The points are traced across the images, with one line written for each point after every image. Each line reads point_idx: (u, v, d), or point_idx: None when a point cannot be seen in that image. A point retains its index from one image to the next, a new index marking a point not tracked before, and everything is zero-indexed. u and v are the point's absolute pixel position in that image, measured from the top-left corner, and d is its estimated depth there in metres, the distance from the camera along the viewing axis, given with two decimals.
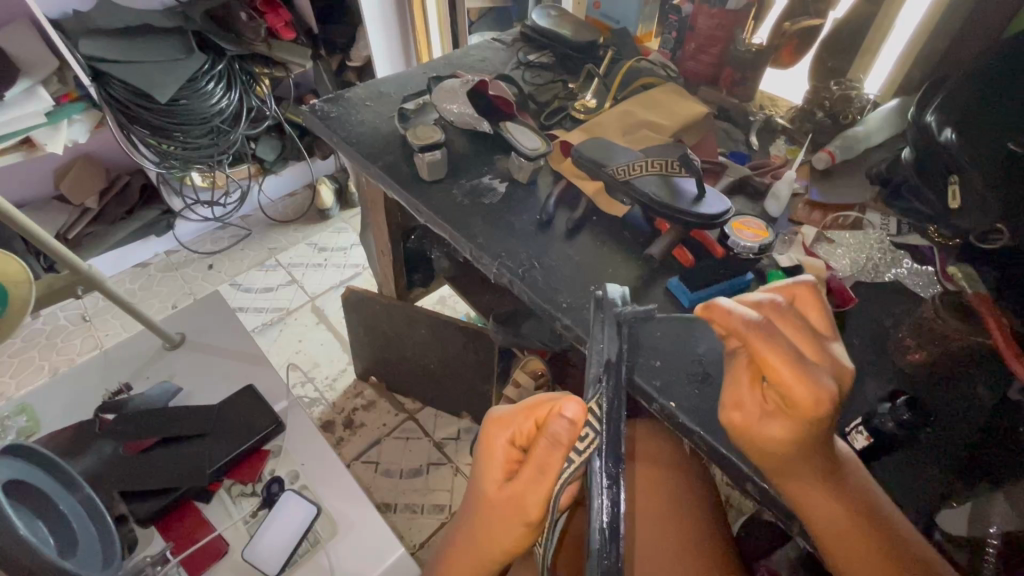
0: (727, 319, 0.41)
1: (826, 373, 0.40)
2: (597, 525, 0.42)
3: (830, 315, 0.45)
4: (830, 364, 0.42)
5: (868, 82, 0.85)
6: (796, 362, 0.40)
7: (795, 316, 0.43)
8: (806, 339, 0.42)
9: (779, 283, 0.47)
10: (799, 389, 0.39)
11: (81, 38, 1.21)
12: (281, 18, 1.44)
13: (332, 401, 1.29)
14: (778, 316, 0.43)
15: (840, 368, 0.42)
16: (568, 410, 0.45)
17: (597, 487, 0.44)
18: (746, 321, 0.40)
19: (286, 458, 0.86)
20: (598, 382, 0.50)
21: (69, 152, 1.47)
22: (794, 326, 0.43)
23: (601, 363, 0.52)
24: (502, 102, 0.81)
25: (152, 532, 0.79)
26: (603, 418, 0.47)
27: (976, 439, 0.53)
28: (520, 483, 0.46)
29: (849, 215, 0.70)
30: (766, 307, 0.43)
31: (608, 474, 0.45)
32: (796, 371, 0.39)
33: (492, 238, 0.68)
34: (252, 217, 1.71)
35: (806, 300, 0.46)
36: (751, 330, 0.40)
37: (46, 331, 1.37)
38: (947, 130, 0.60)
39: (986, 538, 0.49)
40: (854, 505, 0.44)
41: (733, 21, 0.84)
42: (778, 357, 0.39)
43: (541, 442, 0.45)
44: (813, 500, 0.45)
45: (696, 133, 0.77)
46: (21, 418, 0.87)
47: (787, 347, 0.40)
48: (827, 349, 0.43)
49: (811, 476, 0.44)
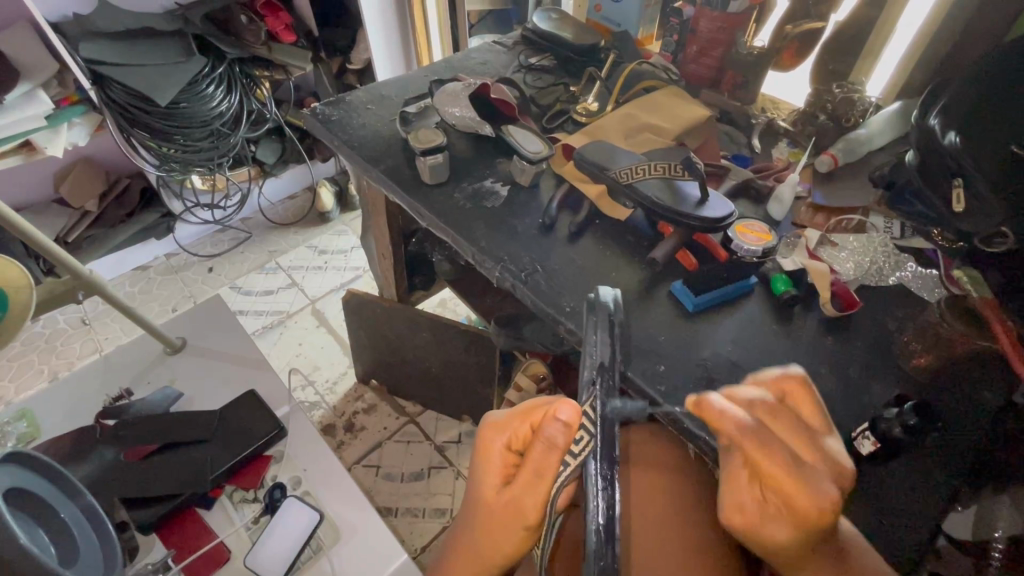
0: (719, 419, 0.41)
1: (827, 478, 0.40)
2: (593, 524, 0.42)
3: (824, 413, 0.45)
4: (829, 465, 0.41)
5: (870, 84, 0.85)
6: (796, 468, 0.39)
7: (790, 416, 0.43)
8: (804, 441, 0.42)
9: (769, 377, 0.47)
10: (798, 496, 0.39)
11: (81, 41, 1.21)
12: (280, 20, 1.42)
13: (333, 404, 1.29)
14: (771, 417, 0.43)
15: (842, 467, 0.41)
16: (562, 413, 0.45)
17: (592, 488, 0.44)
18: (740, 425, 0.41)
19: (288, 463, 0.86)
20: (592, 384, 0.51)
21: (69, 155, 1.46)
22: (789, 427, 0.42)
23: (594, 364, 0.52)
24: (506, 105, 0.80)
25: (153, 539, 0.78)
26: (598, 418, 0.48)
27: (985, 444, 0.53)
28: (519, 486, 0.46)
29: (852, 219, 0.70)
30: (758, 407, 0.44)
31: (604, 476, 0.44)
32: (794, 476, 0.39)
33: (495, 242, 0.68)
34: (253, 220, 1.70)
35: (801, 399, 0.45)
36: (746, 436, 0.40)
37: (46, 335, 1.36)
38: (952, 134, 0.60)
39: (991, 540, 0.51)
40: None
41: (735, 23, 0.83)
42: (774, 462, 0.39)
43: (537, 446, 0.45)
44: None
45: (698, 136, 0.77)
46: (22, 423, 0.87)
47: (783, 450, 0.40)
48: (824, 447, 0.42)
49: (820, 561, 0.44)
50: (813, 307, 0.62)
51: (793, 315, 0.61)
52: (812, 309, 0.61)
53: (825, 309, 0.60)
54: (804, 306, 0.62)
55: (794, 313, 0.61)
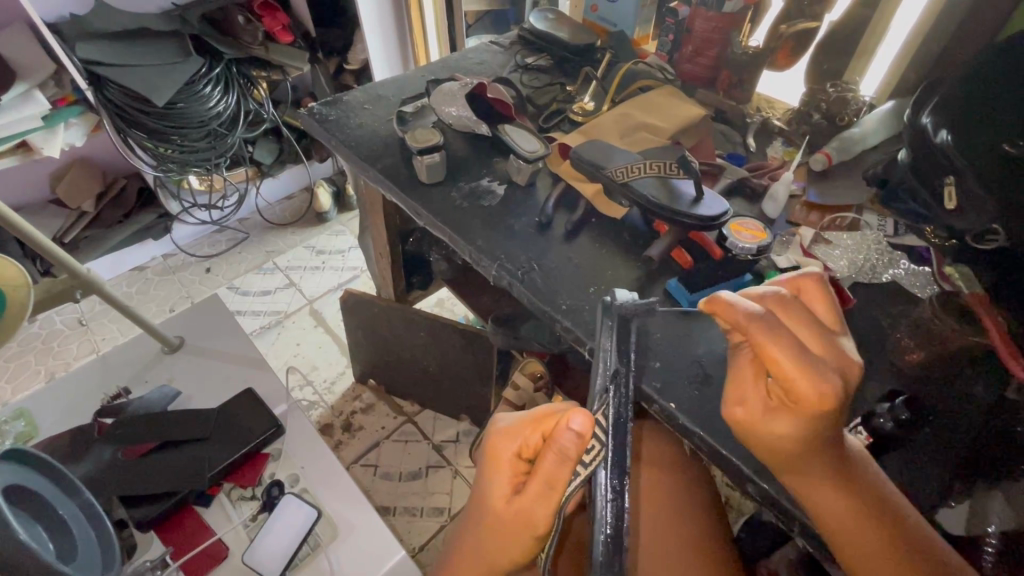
0: (728, 311, 0.44)
1: (832, 369, 0.42)
2: (601, 535, 0.44)
3: (837, 311, 0.47)
4: (835, 356, 0.44)
5: (864, 83, 0.86)
6: (801, 356, 0.41)
7: (801, 310, 0.45)
8: (814, 333, 0.44)
9: (785, 277, 0.49)
10: (801, 382, 0.41)
11: (78, 41, 1.21)
12: (278, 21, 1.42)
13: (331, 404, 1.29)
14: (783, 311, 0.45)
15: (847, 363, 0.43)
16: (575, 423, 0.45)
17: (601, 500, 0.46)
18: (751, 315, 0.43)
19: (286, 461, 0.86)
20: (604, 394, 0.51)
21: (67, 155, 1.47)
22: (800, 321, 0.44)
23: (607, 372, 0.52)
24: (502, 105, 0.81)
25: (151, 537, 0.79)
26: (609, 427, 0.49)
27: (975, 437, 0.54)
28: (530, 496, 0.46)
29: (846, 217, 0.70)
30: (770, 301, 0.46)
31: (614, 488, 0.46)
32: (797, 363, 0.41)
33: (492, 240, 0.68)
34: (250, 220, 1.70)
35: (814, 296, 0.47)
36: (755, 327, 0.42)
37: (43, 335, 1.36)
38: (943, 131, 0.60)
39: (985, 534, 0.51)
40: (860, 488, 0.45)
41: (730, 23, 0.84)
42: (780, 349, 0.41)
43: (549, 455, 0.45)
44: (817, 488, 0.45)
45: (694, 135, 0.78)
46: (19, 423, 0.87)
47: (790, 339, 0.42)
48: (834, 343, 0.44)
49: (821, 468, 0.45)
50: None
51: None
52: None
53: None
54: None
55: None
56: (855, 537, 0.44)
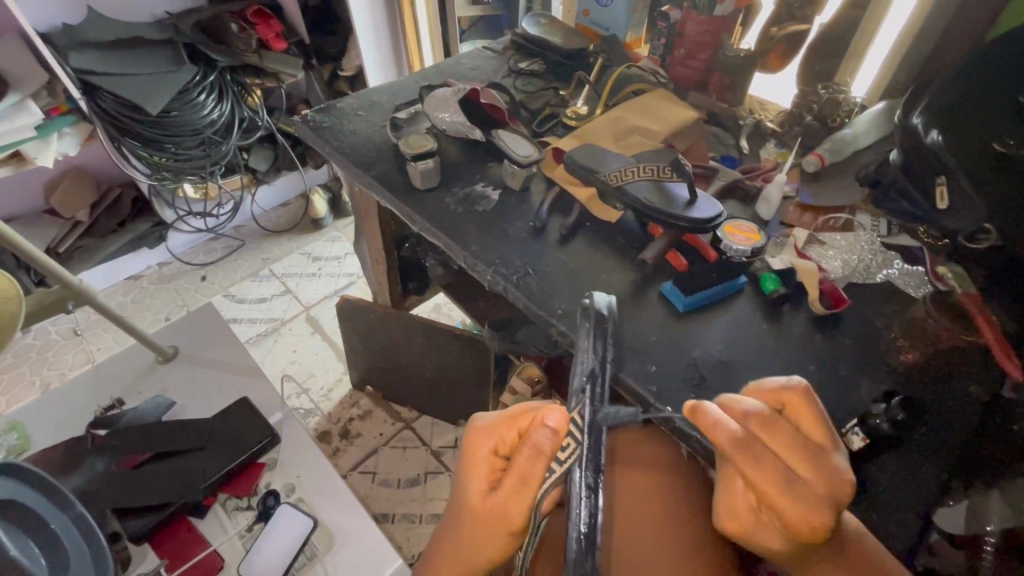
0: (713, 430, 0.43)
1: (823, 499, 0.40)
2: (574, 533, 0.44)
3: (827, 422, 0.44)
4: (827, 481, 0.41)
5: (855, 86, 0.85)
6: (787, 486, 0.40)
7: (788, 430, 0.43)
8: (803, 458, 0.42)
9: (769, 388, 0.46)
10: (791, 511, 0.40)
11: (70, 52, 1.21)
12: (271, 28, 1.43)
13: (328, 411, 1.28)
14: (767, 431, 0.43)
15: (842, 489, 0.41)
16: (550, 419, 0.46)
17: (576, 496, 0.46)
18: (732, 438, 0.42)
19: (282, 470, 0.86)
20: (581, 391, 0.52)
21: (61, 165, 1.47)
22: (787, 442, 0.42)
23: (585, 371, 0.53)
24: (495, 110, 0.82)
25: (146, 550, 0.78)
26: (584, 426, 0.49)
27: (968, 433, 0.54)
28: (504, 492, 0.45)
29: (839, 218, 0.70)
30: (753, 418, 0.43)
31: (588, 484, 0.46)
32: (786, 493, 0.40)
33: (487, 245, 0.68)
34: (246, 228, 1.70)
35: (800, 411, 0.44)
36: (735, 451, 0.42)
37: (37, 346, 1.36)
38: (933, 131, 0.60)
39: (983, 534, 0.51)
40: (868, 573, 0.45)
41: (722, 26, 0.84)
42: (767, 479, 0.41)
43: (523, 452, 0.45)
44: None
45: (686, 138, 0.78)
46: (12, 435, 0.86)
47: (776, 465, 0.41)
48: (829, 464, 0.42)
49: (824, 559, 0.45)
50: (803, 306, 0.62)
51: (783, 313, 0.62)
52: (802, 308, 0.62)
53: (814, 306, 0.61)
54: (794, 305, 0.62)
55: (784, 311, 0.62)
56: None
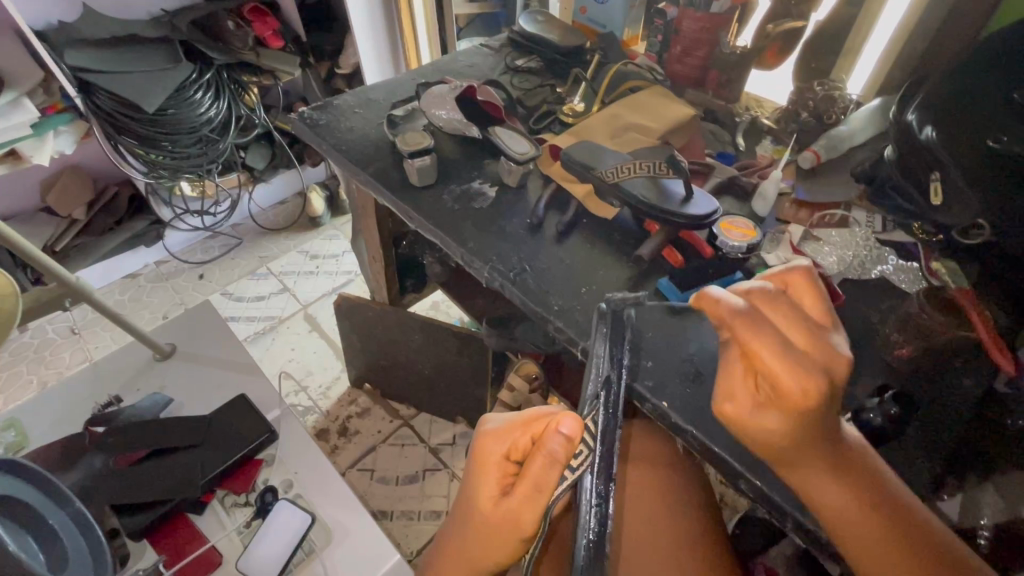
0: (715, 307, 0.43)
1: (819, 365, 0.41)
2: (582, 540, 0.45)
3: (827, 302, 0.46)
4: (822, 353, 0.42)
5: (851, 81, 0.86)
6: (786, 356, 0.41)
7: (788, 304, 0.44)
8: (803, 331, 0.43)
9: (773, 273, 0.48)
10: (787, 378, 0.40)
11: (66, 49, 1.21)
12: (268, 26, 1.42)
13: (326, 408, 1.29)
14: (768, 306, 0.44)
15: (835, 362, 0.42)
16: (564, 427, 0.45)
17: (586, 504, 0.47)
18: (734, 310, 0.42)
19: (280, 467, 0.86)
20: (596, 399, 0.52)
21: (57, 163, 1.46)
22: (786, 316, 0.43)
23: (599, 378, 0.53)
24: (492, 107, 0.82)
25: (145, 546, 0.78)
26: (598, 434, 0.50)
27: (963, 426, 0.54)
28: (517, 500, 0.46)
29: (835, 214, 0.71)
30: (756, 295, 0.45)
31: (598, 493, 0.47)
32: (785, 360, 0.40)
33: (484, 242, 0.69)
34: (243, 226, 1.70)
35: (800, 289, 0.46)
36: (736, 319, 0.42)
37: (34, 345, 1.35)
38: (927, 127, 0.61)
39: (978, 527, 0.50)
40: (863, 483, 0.44)
41: (718, 23, 0.84)
42: (765, 345, 0.41)
43: (538, 459, 0.45)
44: (817, 483, 0.44)
45: (683, 135, 0.78)
46: (10, 433, 0.86)
47: (775, 334, 0.42)
48: (826, 341, 0.43)
49: (818, 461, 0.43)
50: None
51: None
52: None
53: None
54: None
55: None
56: (857, 526, 0.43)
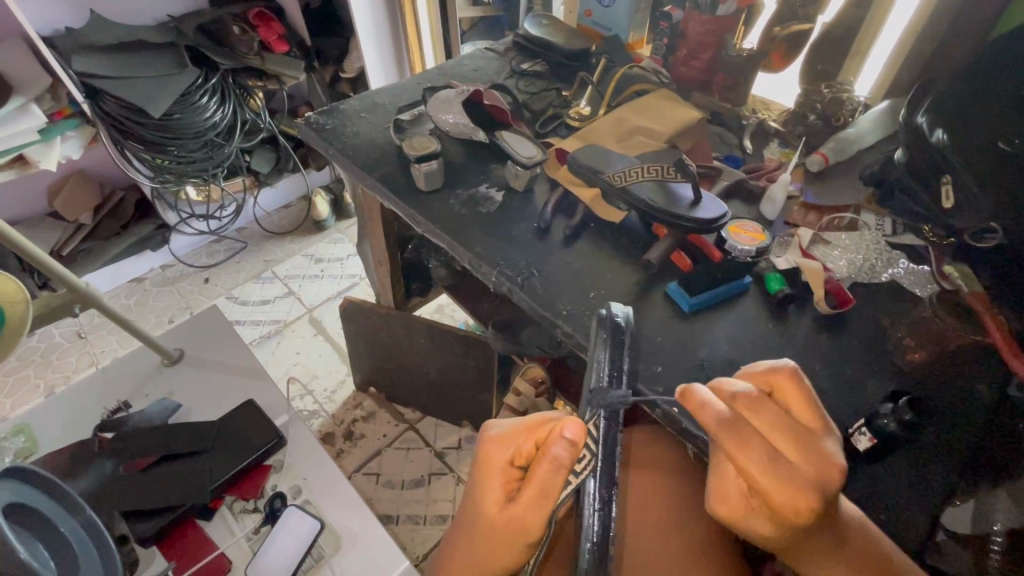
0: (700, 411, 0.42)
1: (811, 480, 0.40)
2: (586, 544, 0.46)
3: (815, 406, 0.44)
4: (815, 466, 0.41)
5: (859, 83, 0.86)
6: (776, 470, 0.40)
7: (774, 410, 0.43)
8: (791, 440, 0.42)
9: (758, 369, 0.46)
10: (780, 496, 0.40)
11: (74, 55, 1.21)
12: (273, 30, 1.42)
13: (332, 412, 1.29)
14: (753, 412, 0.43)
15: (830, 475, 0.40)
16: (567, 431, 0.45)
17: (589, 507, 0.47)
18: (719, 418, 0.42)
19: (287, 472, 0.86)
20: (598, 403, 0.51)
21: (63, 168, 1.47)
22: (773, 424, 0.42)
23: (601, 379, 0.52)
24: (497, 110, 0.82)
25: (154, 552, 0.78)
26: (600, 438, 0.50)
27: (977, 433, 0.54)
28: (522, 506, 0.45)
29: (843, 218, 0.70)
30: (740, 400, 0.43)
31: (601, 497, 0.48)
32: (773, 475, 0.40)
33: (491, 247, 0.69)
34: (248, 230, 1.70)
35: (788, 391, 0.44)
36: (724, 432, 0.41)
37: (42, 349, 1.36)
38: (938, 131, 0.61)
39: (990, 533, 0.50)
40: (863, 556, 0.47)
41: (724, 26, 0.84)
42: (755, 460, 0.40)
43: (542, 465, 0.45)
44: (821, 564, 0.48)
45: (690, 139, 0.78)
46: (20, 438, 0.87)
47: (762, 447, 0.41)
48: (818, 448, 0.42)
49: (815, 543, 0.47)
50: (809, 305, 0.62)
51: (788, 314, 0.62)
52: (807, 308, 0.62)
53: (819, 306, 0.61)
54: (799, 305, 0.62)
55: (790, 312, 0.62)
56: None
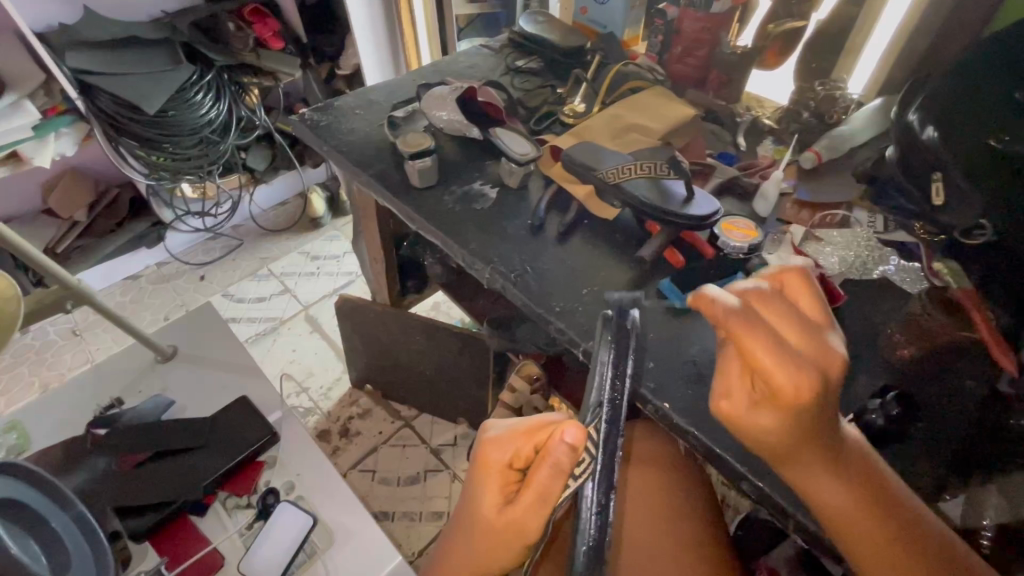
0: (712, 307, 0.40)
1: (814, 363, 0.40)
2: (582, 546, 0.46)
3: (823, 303, 0.45)
4: (817, 351, 0.42)
5: (853, 80, 0.86)
6: (782, 352, 0.40)
7: (779, 303, 0.43)
8: (797, 330, 0.42)
9: (767, 271, 0.47)
10: (783, 379, 0.39)
11: (67, 51, 1.21)
12: (268, 27, 1.43)
13: (327, 409, 1.29)
14: (763, 304, 0.43)
15: (832, 362, 0.42)
16: (568, 435, 0.44)
17: (586, 513, 0.47)
18: (729, 309, 0.40)
19: (281, 469, 0.86)
20: (598, 407, 0.51)
21: (58, 165, 1.46)
22: (780, 315, 0.43)
23: (602, 384, 0.52)
24: (492, 108, 0.82)
25: (146, 548, 0.78)
26: (601, 442, 0.49)
27: (966, 428, 0.54)
28: (521, 509, 0.45)
29: (837, 214, 0.71)
30: (749, 294, 0.43)
31: (599, 503, 0.47)
32: (778, 357, 0.39)
33: (485, 244, 0.69)
34: (244, 227, 1.70)
35: (797, 290, 0.46)
36: (734, 320, 0.40)
37: (37, 346, 1.36)
38: (928, 127, 0.61)
39: (980, 528, 0.51)
40: (860, 476, 0.44)
41: (719, 23, 0.84)
42: (763, 346, 0.39)
43: (542, 469, 0.44)
44: (816, 481, 0.44)
45: (684, 136, 0.78)
46: (13, 435, 0.87)
47: (769, 333, 0.40)
48: (821, 337, 0.43)
49: (815, 457, 0.43)
50: None
51: None
52: None
53: None
54: None
55: None
56: (853, 521, 0.43)
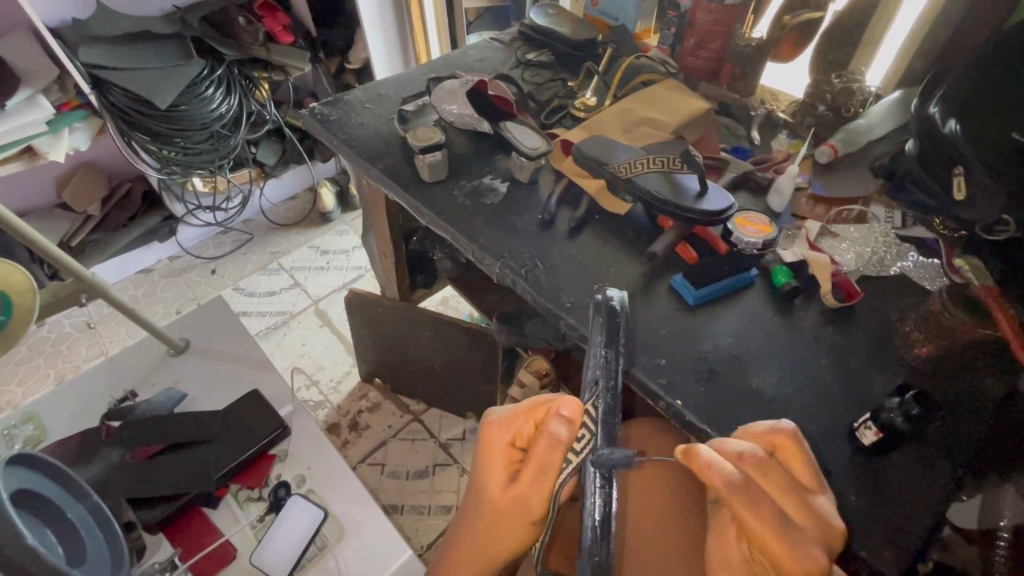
0: (709, 473, 0.38)
1: (815, 543, 0.40)
2: (589, 522, 0.40)
3: (815, 466, 0.45)
4: (816, 524, 0.41)
5: (870, 73, 0.85)
6: (786, 535, 0.39)
7: (781, 474, 0.42)
8: (795, 500, 0.41)
9: (758, 430, 0.46)
10: (788, 560, 0.38)
11: (79, 45, 1.21)
12: (279, 21, 1.42)
13: (337, 403, 1.29)
14: (762, 474, 0.41)
15: (832, 534, 0.42)
16: (563, 409, 0.46)
17: (590, 485, 0.42)
18: (728, 480, 0.38)
19: (293, 462, 0.86)
20: (595, 383, 0.49)
21: (71, 160, 1.48)
22: (779, 487, 0.42)
23: (597, 363, 0.49)
24: (502, 101, 0.80)
25: (160, 539, 0.79)
26: (599, 415, 0.46)
27: (983, 426, 0.53)
28: (525, 482, 0.46)
29: (853, 209, 0.70)
30: (747, 461, 0.41)
31: (602, 475, 0.42)
32: (783, 539, 0.39)
33: (495, 238, 0.68)
34: (254, 221, 1.70)
35: (789, 452, 0.44)
36: (733, 496, 0.38)
37: (51, 339, 1.37)
38: (951, 120, 0.59)
39: (996, 528, 0.51)
40: None
41: (733, 15, 0.83)
42: (763, 526, 0.38)
43: (541, 442, 0.45)
44: None
45: (697, 129, 0.77)
46: (28, 426, 0.87)
47: (771, 508, 0.39)
48: (815, 508, 0.42)
49: None
50: (815, 299, 0.62)
51: (793, 307, 0.61)
52: (813, 302, 0.62)
53: (826, 300, 0.60)
54: (805, 299, 0.62)
55: (795, 305, 0.61)
56: None
